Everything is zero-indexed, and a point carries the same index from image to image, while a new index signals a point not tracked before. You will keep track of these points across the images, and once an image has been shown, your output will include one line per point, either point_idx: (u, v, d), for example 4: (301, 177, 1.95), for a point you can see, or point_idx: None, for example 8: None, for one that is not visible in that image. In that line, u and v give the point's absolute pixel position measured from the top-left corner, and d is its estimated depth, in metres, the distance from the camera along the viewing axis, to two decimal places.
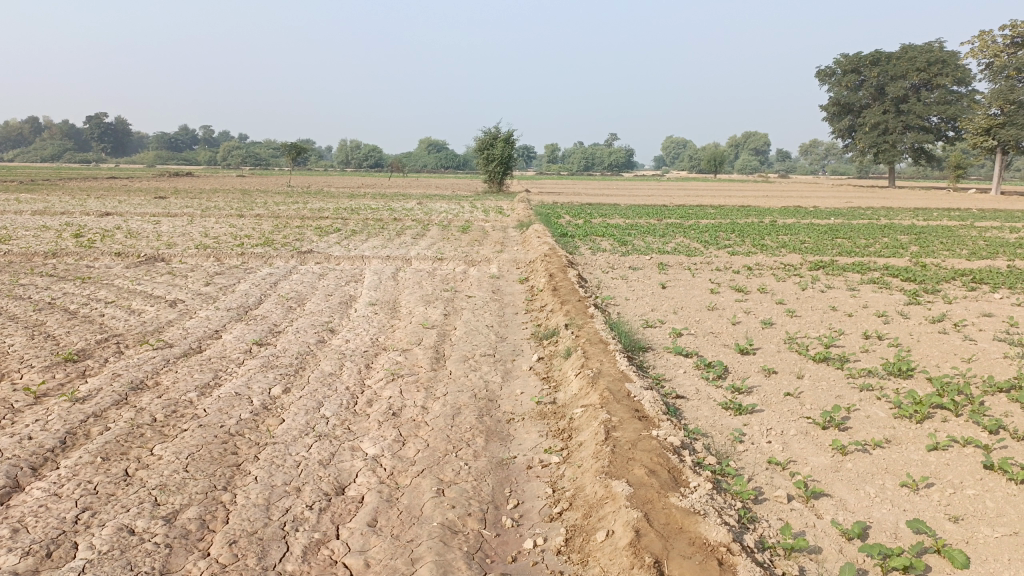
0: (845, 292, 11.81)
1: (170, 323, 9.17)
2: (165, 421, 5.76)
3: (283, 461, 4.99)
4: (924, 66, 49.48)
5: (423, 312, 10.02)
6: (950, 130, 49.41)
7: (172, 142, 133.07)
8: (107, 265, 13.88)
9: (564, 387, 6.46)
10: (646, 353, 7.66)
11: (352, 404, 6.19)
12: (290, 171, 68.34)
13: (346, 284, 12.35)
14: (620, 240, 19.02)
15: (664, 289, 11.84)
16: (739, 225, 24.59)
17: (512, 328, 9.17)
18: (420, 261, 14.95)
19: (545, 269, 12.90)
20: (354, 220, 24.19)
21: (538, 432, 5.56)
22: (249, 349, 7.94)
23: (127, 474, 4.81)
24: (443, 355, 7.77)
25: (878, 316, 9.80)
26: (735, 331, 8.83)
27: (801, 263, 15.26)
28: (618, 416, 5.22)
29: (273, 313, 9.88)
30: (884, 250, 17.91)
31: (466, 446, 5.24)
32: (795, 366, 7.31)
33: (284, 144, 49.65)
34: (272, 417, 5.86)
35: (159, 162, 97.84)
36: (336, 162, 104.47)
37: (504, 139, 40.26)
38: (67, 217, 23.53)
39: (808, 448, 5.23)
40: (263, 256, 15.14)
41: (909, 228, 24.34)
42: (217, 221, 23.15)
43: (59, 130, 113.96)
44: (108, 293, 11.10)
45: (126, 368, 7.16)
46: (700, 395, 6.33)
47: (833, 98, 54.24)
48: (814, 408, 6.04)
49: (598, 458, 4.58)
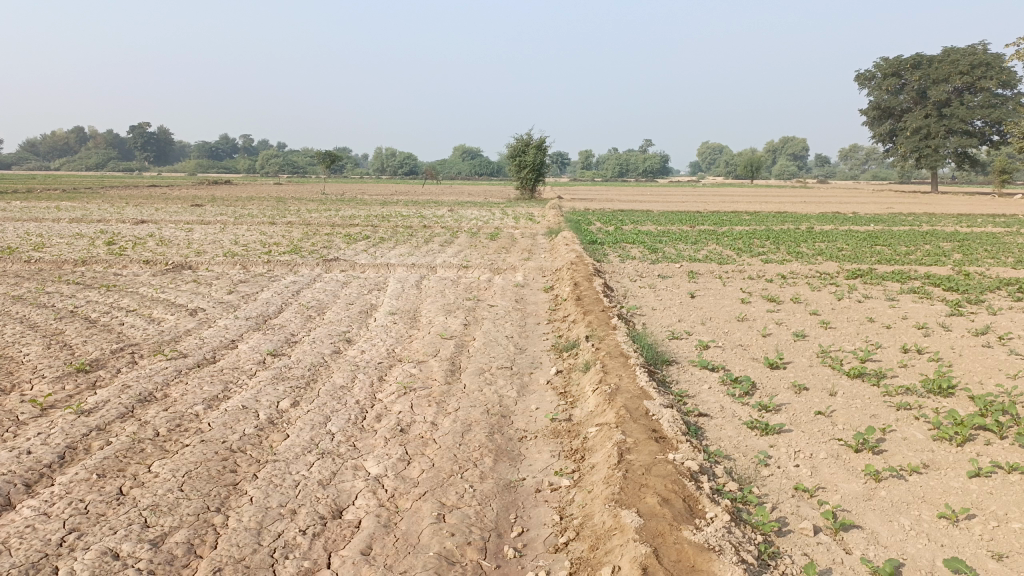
0: (883, 302, 11.33)
1: (187, 332, 9.09)
2: (168, 436, 5.61)
3: (281, 480, 4.80)
4: (967, 69, 48.23)
5: (443, 322, 9.81)
6: (995, 134, 48.05)
7: (212, 150, 135.27)
8: (134, 273, 13.94)
9: (580, 404, 6.17)
10: (670, 367, 7.35)
11: (359, 419, 5.98)
12: (326, 178, 68.91)
13: (368, 292, 12.20)
14: (651, 248, 18.65)
15: (692, 299, 11.49)
16: (774, 231, 24.06)
17: (532, 339, 8.90)
18: (445, 269, 14.78)
19: (571, 277, 12.62)
20: (383, 227, 24.16)
21: (550, 453, 5.28)
22: (262, 360, 7.79)
23: (121, 493, 4.64)
24: (458, 368, 7.53)
25: (917, 328, 9.33)
26: (764, 344, 8.46)
27: (837, 271, 14.78)
28: (634, 437, 4.93)
29: (291, 322, 9.75)
30: (925, 257, 17.31)
31: (473, 467, 4.99)
32: (827, 382, 6.93)
33: (319, 153, 50.07)
34: (276, 433, 5.68)
35: (199, 170, 99.43)
36: (371, 169, 105.18)
37: (537, 145, 39.93)
38: (103, 225, 23.85)
39: (838, 473, 4.88)
40: (288, 264, 15.08)
41: (953, 234, 23.56)
42: (248, 229, 23.27)
43: (103, 139, 116.60)
44: (130, 301, 11.09)
45: (135, 379, 7.05)
46: (724, 413, 6.00)
47: (873, 102, 53.04)
48: (846, 429, 5.68)
49: (609, 483, 4.29)
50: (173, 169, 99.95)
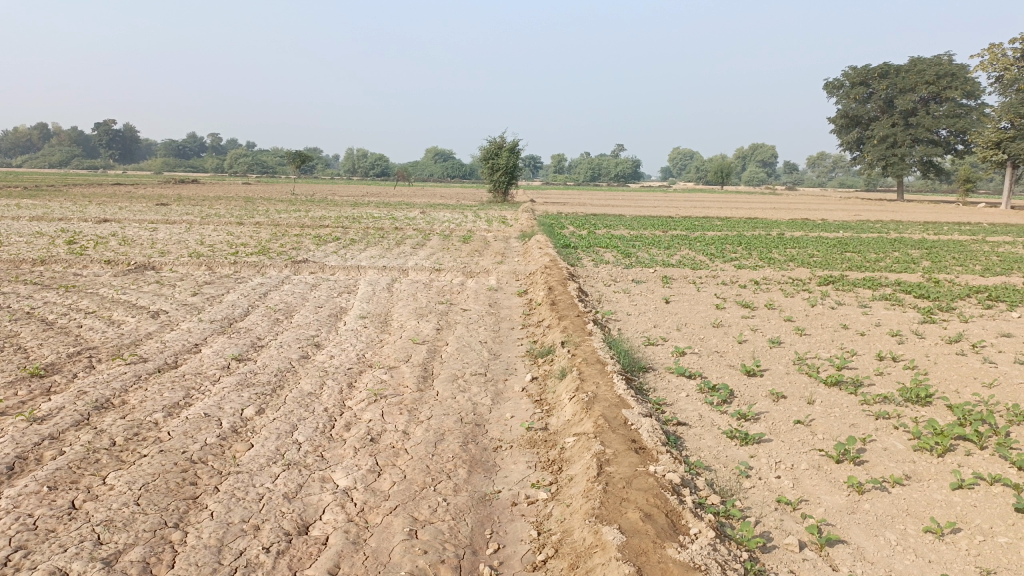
0: (856, 309, 11.33)
1: (149, 335, 8.76)
2: (125, 446, 5.33)
3: (245, 494, 4.57)
4: (933, 79, 49.04)
5: (414, 326, 9.59)
6: (958, 143, 48.94)
7: (179, 148, 133.09)
8: (94, 273, 13.49)
9: (556, 412, 6.00)
10: (647, 373, 7.23)
11: (328, 428, 5.76)
12: (296, 179, 68.07)
13: (338, 295, 11.93)
14: (624, 252, 18.57)
15: (667, 304, 11.38)
16: (746, 237, 24.18)
17: (507, 344, 8.72)
18: (417, 272, 14.53)
19: (545, 281, 12.46)
20: (354, 228, 23.81)
21: (526, 463, 5.11)
22: (227, 365, 7.51)
23: (73, 508, 4.38)
24: (431, 374, 7.33)
25: (892, 336, 9.32)
26: (741, 350, 8.38)
27: (810, 277, 14.80)
28: (614, 447, 4.78)
29: (258, 326, 9.46)
30: (895, 264, 17.44)
31: (447, 479, 4.80)
32: (805, 390, 6.85)
33: (288, 153, 49.42)
34: (240, 442, 5.43)
35: (167, 168, 97.80)
36: (342, 169, 104.23)
37: (510, 148, 39.85)
38: (64, 224, 23.20)
39: (820, 485, 4.78)
40: (256, 265, 14.74)
41: (921, 242, 23.84)
42: (215, 229, 22.78)
43: (67, 135, 114.18)
44: (90, 302, 10.71)
45: (93, 385, 6.74)
46: (703, 423, 5.88)
47: (841, 110, 53.71)
48: (826, 439, 5.59)
49: (588, 497, 4.13)
50: (139, 167, 98.19)
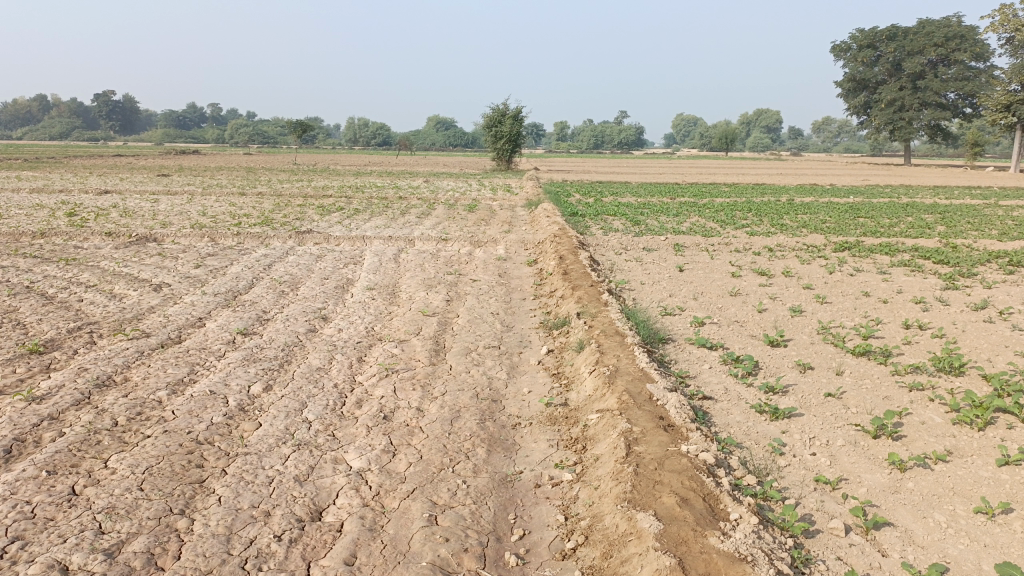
0: (876, 276, 11.02)
1: (151, 310, 8.50)
2: (128, 426, 5.10)
3: (253, 477, 4.33)
4: (942, 41, 48.11)
5: (424, 298, 9.33)
6: (967, 106, 48.10)
7: (180, 119, 131.84)
8: (95, 246, 13.24)
9: (576, 387, 5.75)
10: (666, 345, 6.97)
11: (339, 405, 5.51)
12: (298, 148, 67.30)
13: (344, 267, 11.63)
14: (633, 220, 18.21)
15: (681, 273, 11.08)
16: (754, 203, 23.79)
17: (520, 315, 8.46)
18: (424, 242, 14.23)
19: (555, 250, 12.15)
20: (357, 198, 23.47)
21: (547, 442, 4.87)
22: (232, 339, 7.26)
23: (73, 494, 4.15)
24: (443, 347, 7.07)
25: (916, 303, 9.03)
26: (762, 319, 8.12)
27: (824, 244, 14.50)
28: (641, 425, 4.53)
29: (263, 299, 9.21)
30: (910, 229, 17.11)
31: (466, 459, 4.56)
32: (833, 361, 6.58)
33: (290, 124, 48.86)
34: (247, 421, 5.19)
35: (167, 140, 96.94)
36: (344, 139, 103.19)
37: (513, 116, 39.28)
38: (64, 196, 22.89)
39: (859, 463, 4.54)
40: (259, 236, 14.45)
41: (933, 206, 23.42)
42: (216, 200, 22.46)
43: (66, 107, 113.28)
44: (91, 276, 10.44)
45: (94, 361, 6.50)
46: (730, 396, 5.63)
47: (848, 74, 52.79)
48: (860, 413, 5.34)
49: (619, 479, 3.89)
50: (140, 139, 97.53)
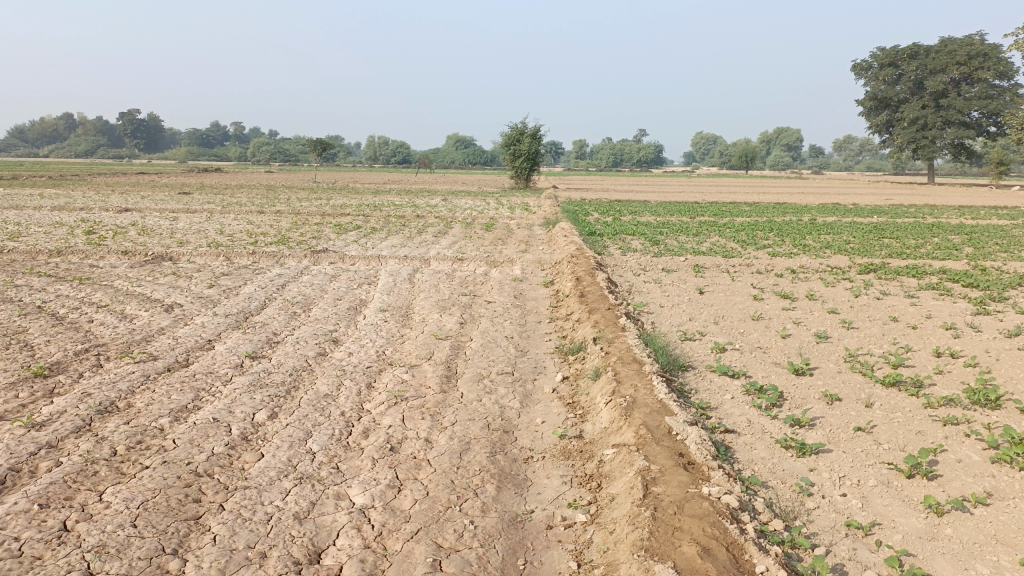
0: (902, 300, 10.71)
1: (161, 331, 8.38)
2: (126, 457, 4.92)
3: (251, 514, 4.13)
4: (965, 60, 47.63)
5: (437, 320, 9.14)
6: (991, 125, 47.45)
7: (203, 138, 133.47)
8: (111, 265, 13.19)
9: (592, 418, 5.51)
10: (687, 373, 6.71)
11: (344, 435, 5.31)
12: (318, 167, 67.77)
13: (358, 287, 11.49)
14: (652, 240, 17.98)
15: (701, 295, 10.82)
16: (776, 223, 23.47)
17: (535, 340, 8.23)
18: (439, 262, 14.08)
19: (572, 271, 11.94)
20: (375, 217, 23.41)
21: (561, 478, 4.63)
22: (240, 363, 7.10)
23: (64, 530, 3.96)
24: (455, 374, 6.86)
25: (946, 329, 8.71)
26: (785, 346, 7.84)
27: (848, 266, 14.17)
28: (660, 463, 4.28)
29: (274, 320, 9.06)
30: (936, 251, 16.73)
31: (474, 497, 4.33)
32: (862, 392, 6.30)
33: (309, 142, 49.22)
34: (249, 452, 5.00)
35: (191, 157, 98.09)
36: (364, 157, 103.93)
37: (531, 134, 39.23)
38: (85, 213, 23.03)
39: (892, 506, 4.26)
40: (275, 255, 14.36)
41: (959, 227, 22.97)
42: (234, 217, 22.48)
43: (93, 125, 115.04)
44: (103, 295, 10.36)
45: (98, 386, 6.35)
46: (753, 430, 5.36)
47: (870, 92, 52.37)
48: (892, 450, 5.06)
49: (636, 523, 3.65)
50: (164, 156, 98.79)
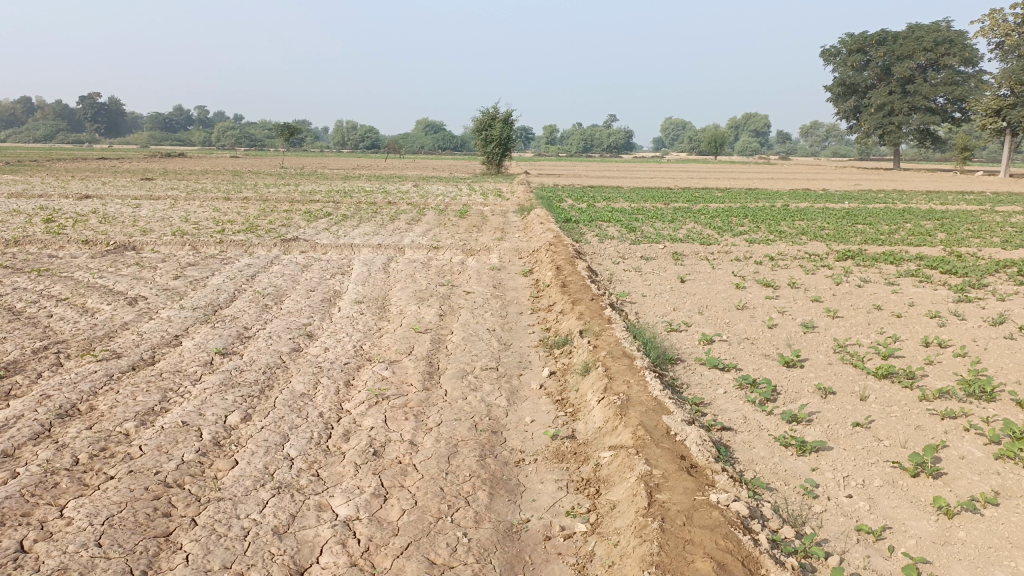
0: (884, 288, 10.62)
1: (124, 327, 7.97)
2: (88, 466, 4.58)
3: (226, 530, 3.84)
4: (931, 46, 48.06)
5: (415, 312, 8.85)
6: (956, 111, 48.00)
7: (166, 122, 130.55)
8: (71, 255, 12.66)
9: (584, 417, 5.29)
10: (676, 367, 6.51)
11: (324, 439, 5.03)
12: (285, 152, 66.61)
13: (332, 277, 11.13)
14: (628, 227, 17.79)
15: (683, 284, 10.64)
16: (750, 209, 23.44)
17: (517, 332, 7.98)
18: (414, 250, 13.73)
19: (551, 259, 11.69)
20: (346, 203, 22.91)
21: (556, 483, 4.40)
22: (210, 361, 6.75)
23: (20, 550, 3.62)
24: (437, 370, 6.58)
25: (931, 318, 8.62)
26: (773, 336, 7.69)
27: (827, 252, 14.12)
28: (662, 467, 4.07)
29: (245, 314, 8.69)
30: (911, 237, 16.77)
31: (466, 505, 4.09)
32: (856, 385, 6.15)
33: (276, 126, 48.27)
34: (222, 459, 4.70)
35: (154, 143, 96.05)
36: (333, 143, 102.60)
37: (503, 120, 38.81)
38: (44, 201, 22.25)
39: (901, 509, 4.10)
40: (243, 244, 13.91)
41: (930, 212, 23.12)
42: (201, 205, 21.86)
43: (51, 110, 111.95)
44: (63, 288, 9.89)
45: (58, 387, 5.97)
46: (750, 427, 5.18)
47: (838, 78, 52.63)
48: (894, 447, 4.91)
49: (643, 535, 3.43)
50: (126, 142, 96.60)
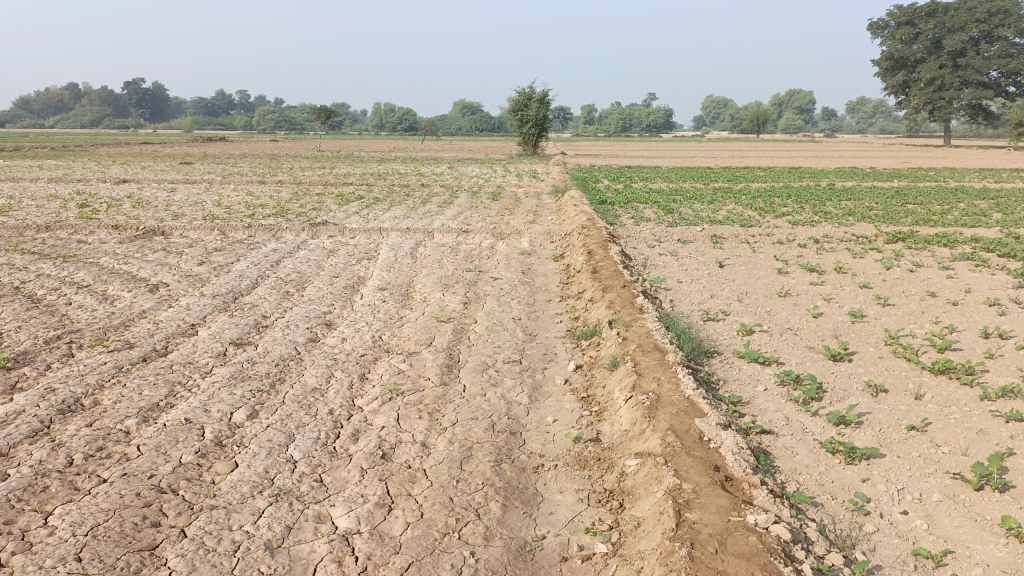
0: (937, 272, 9.98)
1: (141, 315, 7.76)
2: (82, 468, 4.31)
3: (216, 544, 3.55)
4: (984, 17, 46.12)
5: (439, 299, 8.51)
6: (1011, 85, 46.06)
7: (208, 106, 132.22)
8: (100, 240, 12.58)
9: (609, 418, 4.90)
10: (712, 360, 6.07)
11: (331, 439, 4.72)
12: (323, 133, 66.82)
13: (357, 263, 10.84)
14: (665, 208, 17.25)
15: (721, 269, 10.14)
16: (793, 188, 22.64)
17: (544, 322, 7.59)
18: (443, 234, 13.39)
19: (583, 243, 11.26)
20: (378, 186, 22.68)
21: (578, 493, 4.04)
22: (222, 352, 6.49)
23: None
24: (457, 363, 6.23)
25: (990, 306, 8.01)
26: (818, 326, 7.19)
27: (875, 234, 13.43)
28: (692, 481, 3.67)
29: (265, 301, 8.43)
30: (964, 217, 15.92)
31: (476, 519, 3.74)
32: (910, 382, 5.65)
33: (312, 108, 48.29)
34: (222, 462, 4.41)
35: (196, 127, 97.37)
36: (371, 125, 102.79)
37: (539, 100, 38.29)
38: (82, 185, 22.42)
39: (963, 529, 3.64)
40: (271, 228, 13.73)
41: (986, 191, 22.03)
42: (234, 189, 21.80)
43: (98, 96, 114.04)
44: (86, 274, 9.75)
45: (65, 380, 5.75)
46: (792, 430, 4.73)
47: (886, 52, 50.74)
48: (955, 454, 4.43)
49: (669, 563, 3.04)
50: (168, 125, 97.93)
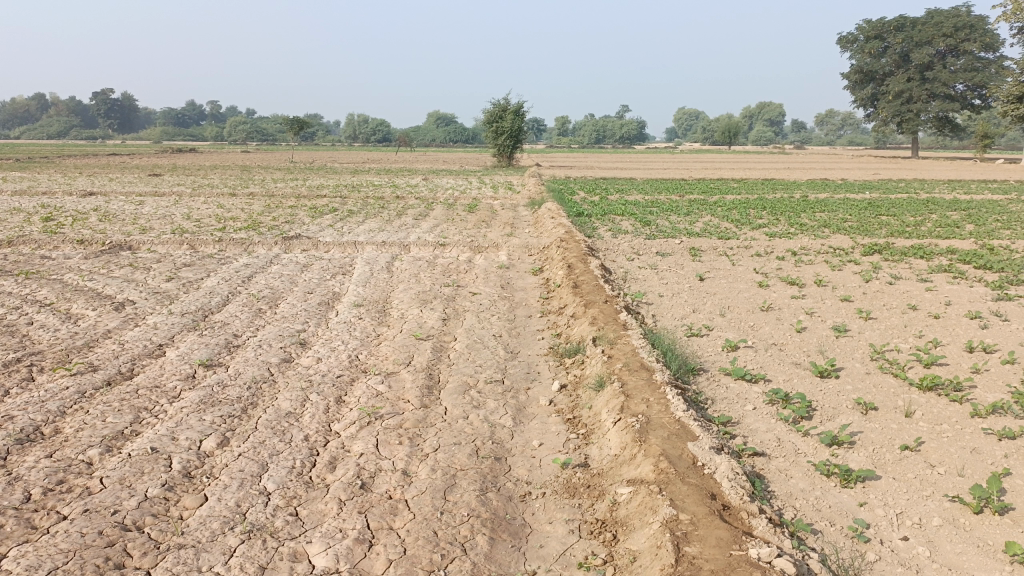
0: (917, 285, 9.97)
1: (107, 335, 7.45)
2: (40, 504, 4.04)
3: None
4: (950, 32, 47.00)
5: (417, 316, 8.30)
6: (976, 98, 46.94)
7: (178, 117, 130.62)
8: (64, 256, 12.20)
9: (597, 441, 4.74)
10: (699, 378, 5.94)
11: (307, 468, 4.49)
12: (296, 143, 66.28)
13: (332, 278, 10.59)
14: (642, 220, 17.19)
15: (702, 283, 10.04)
16: (768, 200, 22.74)
17: (526, 339, 7.41)
18: (420, 248, 13.16)
19: (562, 257, 11.12)
20: (352, 198, 22.39)
21: (568, 523, 3.87)
22: (192, 375, 6.23)
23: None
24: (437, 384, 6.03)
25: (972, 319, 7.98)
26: (803, 341, 7.10)
27: (853, 246, 13.46)
28: (689, 511, 3.52)
29: (236, 319, 8.17)
30: (938, 229, 16.04)
31: (462, 554, 3.55)
32: (900, 399, 5.55)
33: (284, 120, 47.78)
34: (191, 495, 4.17)
35: (166, 138, 96.16)
36: (344, 136, 102.29)
37: (514, 111, 38.19)
38: (47, 198, 21.86)
39: (967, 556, 3.51)
40: (243, 243, 13.42)
41: (956, 202, 22.29)
42: (205, 201, 21.38)
43: (65, 106, 112.22)
44: (49, 292, 9.40)
45: (24, 406, 5.46)
46: (785, 452, 4.60)
47: (855, 65, 51.46)
48: (952, 476, 4.31)
49: None
50: (137, 137, 96.60)
